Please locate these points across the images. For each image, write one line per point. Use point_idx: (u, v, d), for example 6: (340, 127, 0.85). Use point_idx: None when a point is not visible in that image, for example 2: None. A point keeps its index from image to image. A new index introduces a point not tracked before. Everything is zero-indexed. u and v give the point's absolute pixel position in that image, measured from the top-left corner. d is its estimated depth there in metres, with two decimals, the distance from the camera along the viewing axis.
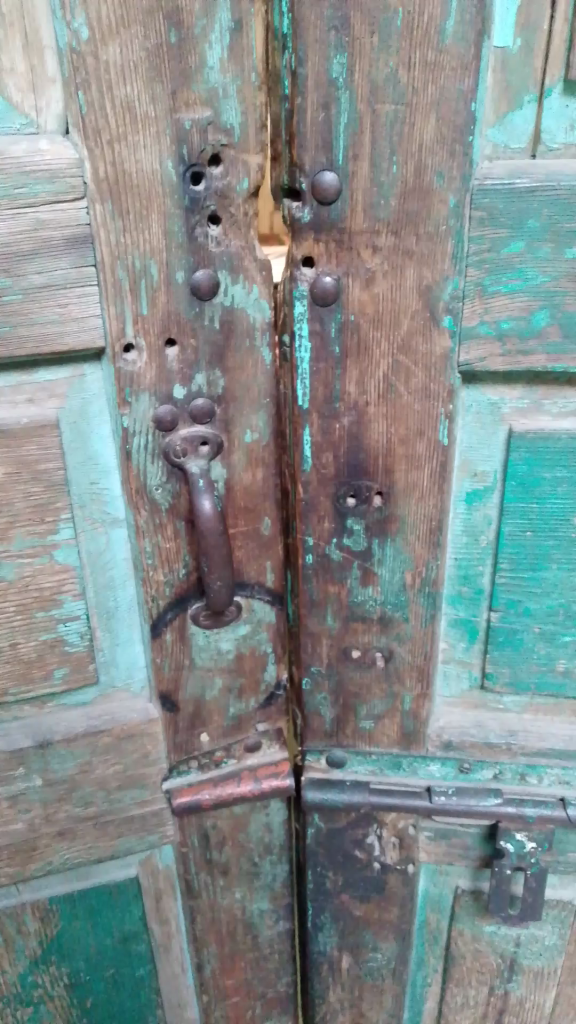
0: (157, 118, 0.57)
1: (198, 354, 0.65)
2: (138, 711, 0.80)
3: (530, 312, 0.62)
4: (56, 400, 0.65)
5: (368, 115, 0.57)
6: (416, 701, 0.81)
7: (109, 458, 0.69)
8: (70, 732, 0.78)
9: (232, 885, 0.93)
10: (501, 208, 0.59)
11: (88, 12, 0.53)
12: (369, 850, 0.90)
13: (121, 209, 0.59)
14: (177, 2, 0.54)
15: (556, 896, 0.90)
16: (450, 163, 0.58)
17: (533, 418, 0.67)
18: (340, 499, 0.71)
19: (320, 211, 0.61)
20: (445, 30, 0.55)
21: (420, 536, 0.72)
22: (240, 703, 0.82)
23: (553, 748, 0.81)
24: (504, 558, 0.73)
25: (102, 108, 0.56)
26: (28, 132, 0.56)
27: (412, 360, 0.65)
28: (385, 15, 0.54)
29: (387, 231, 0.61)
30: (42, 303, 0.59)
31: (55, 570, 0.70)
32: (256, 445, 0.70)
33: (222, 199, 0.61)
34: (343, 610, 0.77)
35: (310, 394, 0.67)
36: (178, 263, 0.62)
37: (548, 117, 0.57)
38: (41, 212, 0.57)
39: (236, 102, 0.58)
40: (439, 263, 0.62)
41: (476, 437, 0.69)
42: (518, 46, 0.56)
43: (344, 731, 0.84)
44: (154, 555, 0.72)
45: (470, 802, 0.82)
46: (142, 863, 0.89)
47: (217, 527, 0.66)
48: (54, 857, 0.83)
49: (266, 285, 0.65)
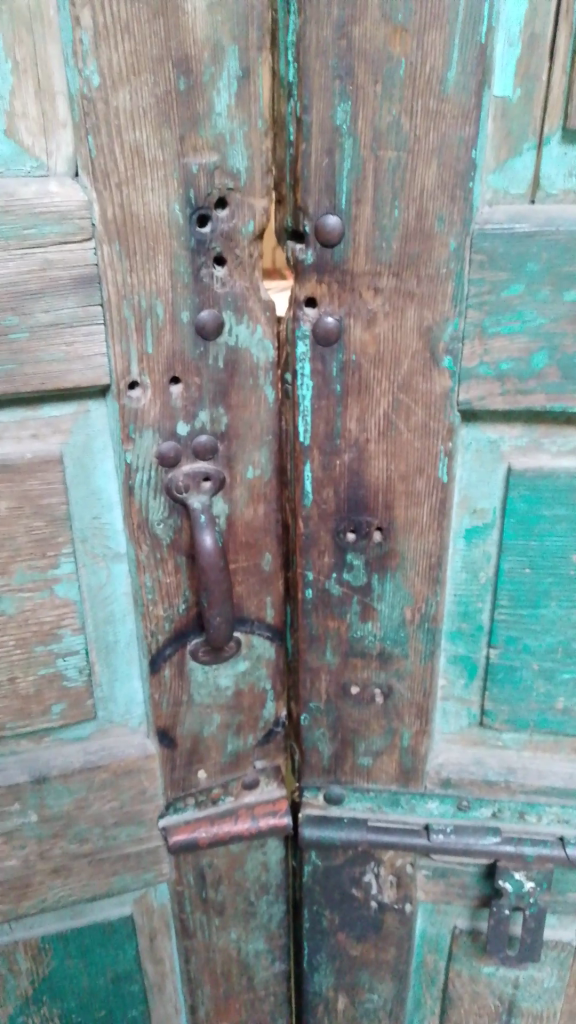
0: (165, 162, 0.58)
1: (202, 391, 0.66)
2: (135, 746, 0.79)
3: (529, 353, 0.63)
4: (61, 435, 0.66)
5: (371, 161, 0.58)
6: (415, 737, 0.81)
7: (112, 492, 0.69)
8: (67, 767, 0.77)
9: (228, 924, 0.92)
10: (501, 251, 0.61)
11: (99, 60, 0.54)
12: (367, 889, 0.89)
13: (128, 250, 0.60)
14: (186, 50, 0.56)
15: (555, 937, 0.90)
16: (451, 207, 0.60)
17: (533, 456, 0.68)
18: (340, 534, 0.72)
19: (323, 254, 0.62)
20: (447, 80, 0.56)
21: (420, 571, 0.73)
22: (239, 740, 0.82)
23: (553, 786, 0.81)
24: (503, 595, 0.73)
25: (111, 152, 0.57)
26: (38, 174, 0.57)
27: (413, 398, 0.66)
28: (389, 65, 0.56)
29: (388, 272, 0.62)
30: (48, 340, 0.60)
31: (55, 604, 0.70)
32: (258, 481, 0.71)
33: (228, 240, 0.62)
34: (342, 645, 0.77)
35: (311, 431, 0.68)
36: (184, 302, 0.63)
37: (547, 164, 0.59)
38: (50, 252, 0.58)
39: (242, 147, 0.60)
40: (440, 305, 0.63)
41: (476, 474, 0.69)
42: (518, 96, 0.57)
43: (343, 768, 0.83)
44: (154, 589, 0.72)
45: (469, 840, 0.82)
46: (137, 901, 0.88)
47: (218, 562, 0.67)
48: (48, 895, 0.82)
49: (269, 325, 0.66)
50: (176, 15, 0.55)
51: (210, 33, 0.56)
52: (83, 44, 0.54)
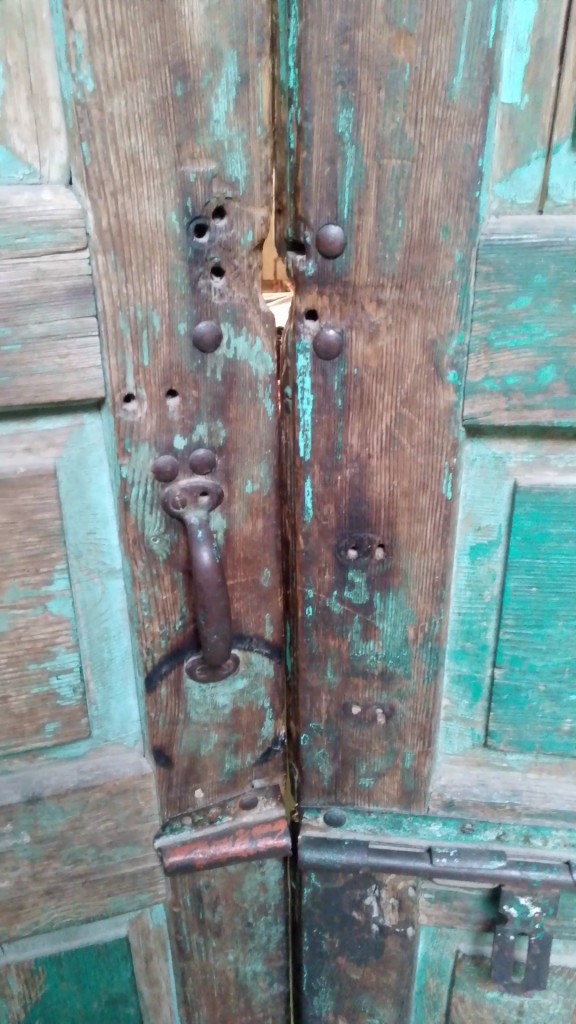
0: (162, 170, 0.56)
1: (200, 404, 0.64)
2: (131, 766, 0.77)
3: (536, 369, 0.61)
4: (55, 449, 0.64)
5: (373, 170, 0.57)
6: (417, 759, 0.79)
7: (108, 508, 0.67)
8: (61, 787, 0.75)
9: (225, 946, 0.90)
10: (508, 263, 0.59)
11: (94, 64, 0.53)
12: (367, 912, 0.87)
13: (123, 260, 0.58)
14: (183, 56, 0.54)
15: (560, 962, 0.87)
16: (456, 217, 0.58)
17: (539, 473, 0.66)
18: (341, 551, 0.70)
19: (325, 265, 0.60)
20: (453, 86, 0.54)
21: (423, 590, 0.71)
22: (236, 759, 0.80)
23: (559, 809, 0.79)
24: (508, 614, 0.71)
25: (107, 159, 0.55)
26: (31, 181, 0.56)
27: (416, 413, 0.64)
28: (393, 72, 0.54)
29: (391, 285, 0.60)
30: (42, 353, 0.59)
31: (49, 621, 0.69)
32: (257, 496, 0.69)
33: (226, 251, 0.60)
34: (343, 664, 0.75)
35: (312, 446, 0.66)
36: (181, 314, 0.61)
37: (556, 174, 0.57)
38: (43, 261, 0.56)
39: (242, 155, 0.58)
40: (444, 318, 0.61)
41: (481, 490, 0.68)
42: (527, 102, 0.55)
43: (343, 788, 0.82)
44: (150, 607, 0.70)
45: (473, 865, 0.79)
46: (132, 923, 0.86)
47: (216, 579, 0.65)
48: (41, 916, 0.80)
49: (269, 337, 0.64)
50: (174, 18, 0.53)
51: (208, 36, 0.54)
52: (77, 47, 0.52)
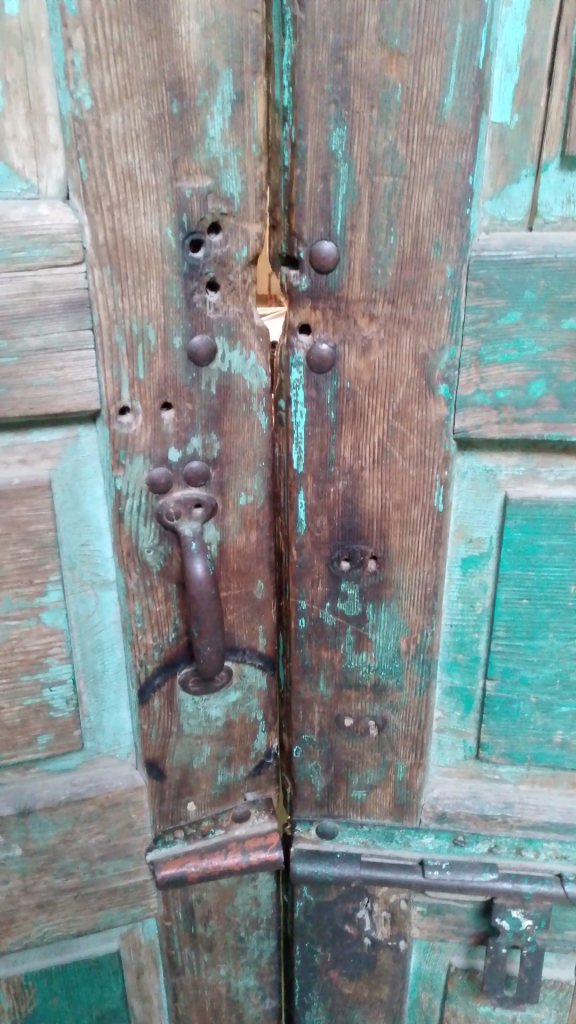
0: (158, 186, 0.57)
1: (195, 417, 0.65)
2: (123, 778, 0.77)
3: (526, 383, 0.62)
4: (50, 461, 0.64)
5: (366, 187, 0.58)
6: (409, 770, 0.79)
7: (102, 519, 0.68)
8: (53, 799, 0.75)
9: (217, 961, 0.89)
10: (498, 279, 0.60)
11: (92, 82, 0.53)
12: (360, 925, 0.87)
13: (119, 274, 0.59)
14: (179, 73, 0.55)
15: (553, 976, 0.87)
16: (447, 234, 0.59)
17: (530, 486, 0.67)
18: (334, 562, 0.70)
19: (318, 280, 0.61)
20: (444, 105, 0.55)
21: (415, 601, 0.71)
22: (229, 772, 0.80)
23: (551, 822, 0.79)
24: (500, 626, 0.72)
25: (103, 175, 0.56)
26: (29, 196, 0.57)
27: (408, 426, 0.65)
28: (385, 91, 0.55)
29: (383, 299, 0.61)
30: (37, 365, 0.59)
31: (42, 633, 0.69)
32: (250, 508, 0.70)
33: (221, 265, 0.61)
34: (336, 676, 0.75)
35: (305, 459, 0.67)
36: (176, 327, 0.62)
37: (545, 191, 0.58)
38: (39, 275, 0.57)
39: (237, 172, 0.59)
40: (436, 332, 0.62)
41: (472, 503, 0.68)
42: (516, 121, 0.57)
43: (336, 801, 0.82)
44: (144, 618, 0.70)
45: (465, 877, 0.80)
46: (124, 937, 0.85)
47: (209, 590, 0.65)
48: (32, 931, 0.80)
49: (263, 352, 0.65)
50: (170, 37, 0.54)
51: (204, 54, 0.55)
52: (75, 65, 0.53)
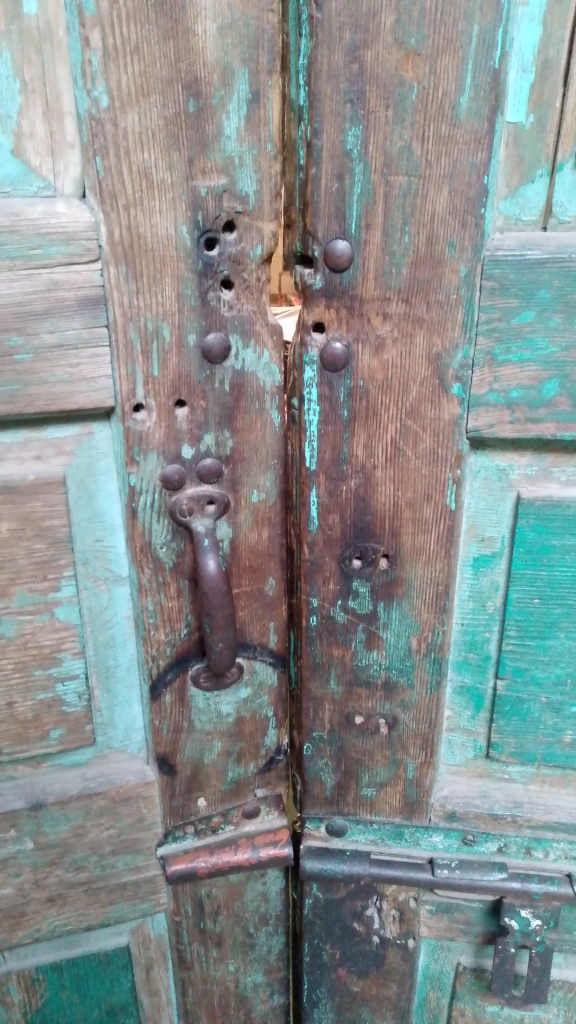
0: (174, 185, 0.58)
1: (208, 414, 0.65)
2: (134, 773, 0.78)
3: (539, 383, 0.62)
4: (64, 457, 0.65)
5: (381, 186, 0.58)
6: (419, 769, 0.79)
7: (116, 516, 0.68)
8: (64, 793, 0.76)
9: (226, 957, 0.90)
10: (512, 278, 0.60)
11: (109, 81, 0.54)
12: (368, 923, 0.87)
13: (134, 272, 0.59)
14: (196, 73, 0.55)
15: (561, 976, 0.87)
16: (461, 233, 0.59)
17: (542, 485, 0.67)
18: (345, 561, 0.70)
19: (332, 279, 0.61)
20: (460, 105, 0.55)
21: (427, 600, 0.71)
22: (239, 768, 0.80)
23: (560, 821, 0.79)
24: (511, 626, 0.72)
25: (119, 173, 0.56)
26: (45, 194, 0.57)
27: (421, 425, 0.65)
28: (401, 91, 0.55)
29: (397, 298, 0.61)
30: (53, 362, 0.60)
31: (56, 628, 0.69)
32: (262, 506, 0.70)
33: (235, 264, 0.61)
34: (347, 673, 0.76)
35: (317, 457, 0.67)
36: (190, 325, 0.62)
37: (560, 191, 0.58)
38: (56, 272, 0.58)
39: (252, 171, 0.59)
40: (449, 332, 0.62)
41: (484, 502, 0.68)
42: (531, 122, 0.57)
43: (345, 798, 0.82)
44: (156, 614, 0.71)
45: (474, 875, 0.79)
46: (133, 931, 0.86)
47: (222, 587, 0.65)
48: (43, 924, 0.80)
49: (276, 351, 0.65)
50: (187, 37, 0.54)
51: (220, 54, 0.55)
52: (92, 64, 0.53)
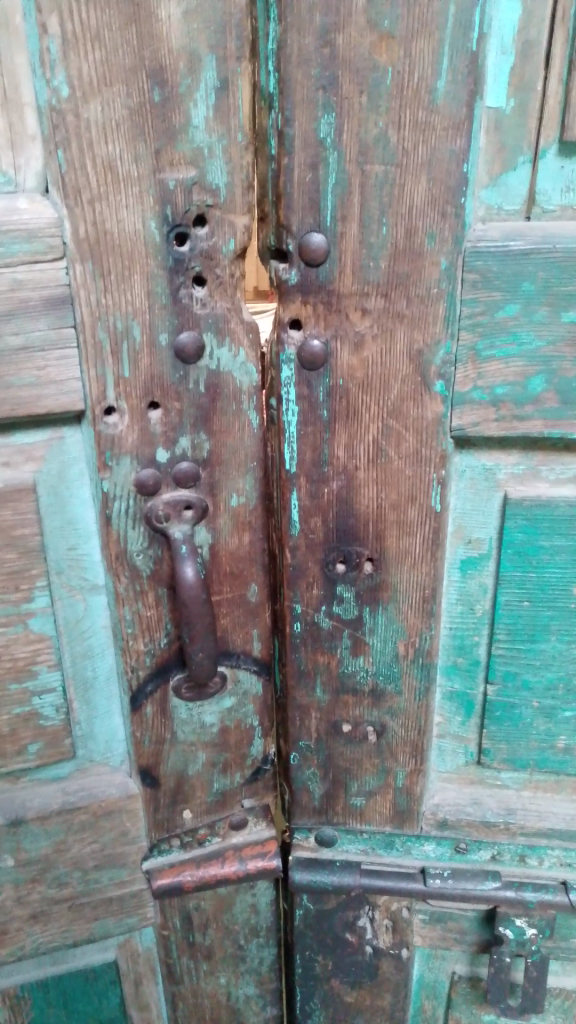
0: (140, 178, 0.55)
1: (183, 416, 0.63)
2: (116, 787, 0.76)
3: (525, 378, 0.60)
4: (34, 463, 0.62)
5: (357, 176, 0.55)
6: (409, 777, 0.77)
7: (90, 522, 0.66)
8: (44, 809, 0.73)
9: (216, 969, 0.87)
10: (494, 270, 0.57)
11: (69, 70, 0.51)
12: (361, 934, 0.85)
13: (101, 270, 0.57)
14: (161, 61, 0.53)
15: (558, 984, 0.85)
16: (441, 224, 0.57)
17: (530, 485, 0.65)
18: (329, 565, 0.68)
19: (308, 274, 0.59)
20: (437, 90, 0.53)
21: (414, 605, 0.69)
22: (225, 779, 0.78)
23: (555, 828, 0.77)
24: (501, 629, 0.70)
25: (83, 166, 0.54)
26: (6, 190, 0.55)
27: (403, 424, 0.63)
28: (375, 75, 0.53)
29: (376, 293, 0.59)
30: (19, 365, 0.57)
31: (30, 640, 0.67)
32: (243, 509, 0.68)
33: (208, 260, 0.59)
34: (333, 681, 0.73)
35: (297, 458, 0.65)
36: (162, 324, 0.60)
37: (544, 179, 0.56)
38: (19, 271, 0.55)
39: (222, 162, 0.57)
40: (431, 328, 0.60)
41: (471, 503, 0.66)
42: (512, 107, 0.54)
43: (334, 808, 0.80)
44: (134, 623, 0.68)
45: (467, 886, 0.77)
46: (120, 946, 0.84)
47: (200, 595, 0.63)
48: (26, 942, 0.78)
49: (253, 349, 0.63)
50: (150, 23, 0.52)
51: (186, 40, 0.53)
52: (51, 52, 0.51)
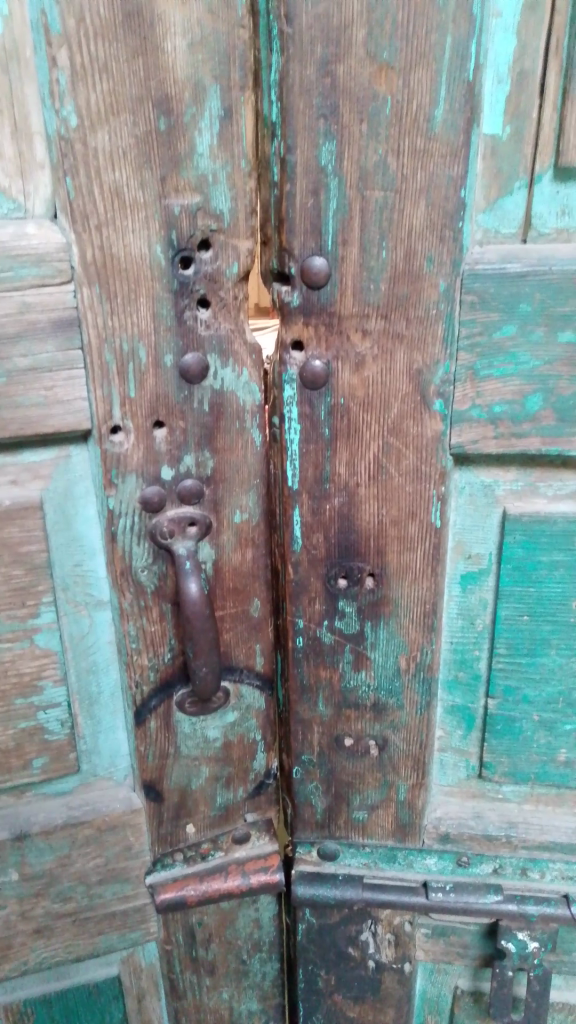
0: (146, 204, 0.57)
1: (187, 435, 0.64)
2: (120, 801, 0.76)
3: (523, 397, 0.61)
4: (40, 482, 0.63)
5: (357, 201, 0.57)
6: (411, 791, 0.78)
7: (95, 539, 0.67)
8: (49, 823, 0.74)
9: (219, 985, 0.88)
10: (492, 292, 0.59)
11: (77, 100, 0.53)
12: (364, 948, 0.85)
13: (108, 292, 0.58)
14: (166, 90, 0.54)
15: (561, 998, 0.86)
16: (440, 248, 0.58)
17: (528, 501, 0.66)
18: (330, 581, 0.69)
19: (310, 296, 0.60)
20: (435, 118, 0.55)
21: (415, 620, 0.70)
22: (228, 793, 0.79)
23: (556, 842, 0.77)
24: (501, 643, 0.71)
25: (90, 193, 0.55)
26: (16, 215, 0.56)
27: (404, 442, 0.64)
28: (374, 104, 0.55)
29: (376, 315, 0.60)
30: (27, 385, 0.58)
31: (36, 655, 0.68)
32: (246, 526, 0.69)
33: (212, 282, 0.60)
34: (335, 696, 0.74)
35: (300, 475, 0.66)
36: (167, 345, 0.61)
37: (539, 203, 0.58)
38: (28, 295, 0.56)
39: (226, 188, 0.58)
40: (430, 348, 0.61)
41: (470, 519, 0.67)
42: (508, 134, 0.56)
43: (337, 822, 0.80)
44: (138, 638, 0.69)
45: (469, 899, 0.78)
46: (124, 961, 0.84)
47: (204, 610, 0.64)
48: (30, 957, 0.78)
49: (256, 369, 0.64)
50: (156, 54, 0.53)
51: (191, 71, 0.54)
52: (60, 84, 0.52)
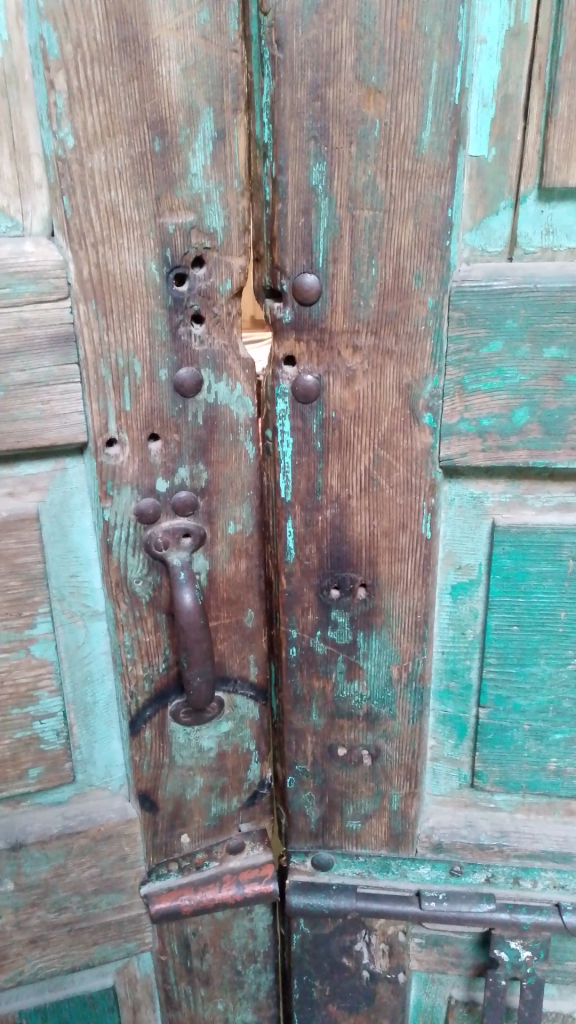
0: (141, 223, 0.58)
1: (182, 448, 0.65)
2: (115, 811, 0.77)
3: (510, 411, 0.62)
4: (37, 494, 0.64)
5: (347, 220, 0.58)
6: (404, 800, 0.78)
7: (90, 550, 0.68)
8: (44, 833, 0.75)
9: (214, 995, 0.88)
10: (479, 309, 0.60)
11: (74, 122, 0.54)
12: (358, 958, 0.86)
13: (104, 308, 0.60)
14: (161, 113, 0.56)
15: (555, 1008, 0.86)
16: (428, 265, 0.59)
17: (517, 513, 0.67)
18: (323, 591, 0.70)
19: (301, 312, 0.61)
20: (422, 140, 0.56)
21: (406, 630, 0.71)
22: (223, 803, 0.80)
23: (547, 850, 0.78)
24: (491, 653, 0.72)
25: (87, 212, 0.57)
26: (14, 233, 0.57)
27: (394, 455, 0.65)
28: (363, 127, 0.56)
29: (366, 331, 0.62)
30: (24, 399, 0.60)
31: (32, 665, 0.68)
32: (239, 537, 0.70)
33: (206, 299, 0.62)
34: (328, 705, 0.75)
35: (292, 488, 0.67)
36: (162, 361, 0.62)
37: (524, 223, 0.59)
38: (25, 311, 0.58)
39: (219, 207, 0.60)
40: (419, 363, 0.62)
41: (460, 529, 0.68)
42: (494, 155, 0.57)
43: (330, 831, 0.81)
44: (133, 649, 0.70)
45: (462, 908, 0.78)
46: (119, 971, 0.84)
47: (198, 620, 0.65)
48: (25, 967, 0.79)
49: (249, 383, 0.65)
50: (151, 78, 0.55)
51: (185, 94, 0.56)
52: (58, 106, 0.54)
